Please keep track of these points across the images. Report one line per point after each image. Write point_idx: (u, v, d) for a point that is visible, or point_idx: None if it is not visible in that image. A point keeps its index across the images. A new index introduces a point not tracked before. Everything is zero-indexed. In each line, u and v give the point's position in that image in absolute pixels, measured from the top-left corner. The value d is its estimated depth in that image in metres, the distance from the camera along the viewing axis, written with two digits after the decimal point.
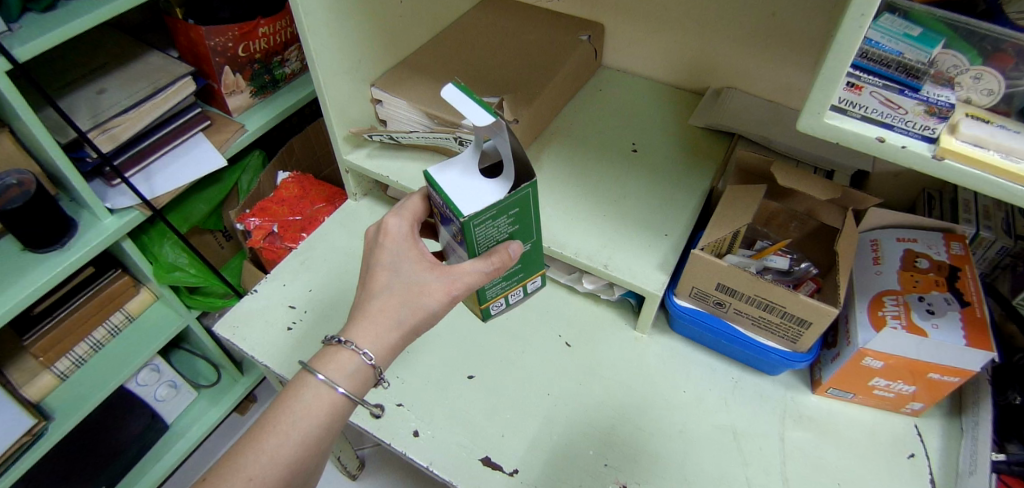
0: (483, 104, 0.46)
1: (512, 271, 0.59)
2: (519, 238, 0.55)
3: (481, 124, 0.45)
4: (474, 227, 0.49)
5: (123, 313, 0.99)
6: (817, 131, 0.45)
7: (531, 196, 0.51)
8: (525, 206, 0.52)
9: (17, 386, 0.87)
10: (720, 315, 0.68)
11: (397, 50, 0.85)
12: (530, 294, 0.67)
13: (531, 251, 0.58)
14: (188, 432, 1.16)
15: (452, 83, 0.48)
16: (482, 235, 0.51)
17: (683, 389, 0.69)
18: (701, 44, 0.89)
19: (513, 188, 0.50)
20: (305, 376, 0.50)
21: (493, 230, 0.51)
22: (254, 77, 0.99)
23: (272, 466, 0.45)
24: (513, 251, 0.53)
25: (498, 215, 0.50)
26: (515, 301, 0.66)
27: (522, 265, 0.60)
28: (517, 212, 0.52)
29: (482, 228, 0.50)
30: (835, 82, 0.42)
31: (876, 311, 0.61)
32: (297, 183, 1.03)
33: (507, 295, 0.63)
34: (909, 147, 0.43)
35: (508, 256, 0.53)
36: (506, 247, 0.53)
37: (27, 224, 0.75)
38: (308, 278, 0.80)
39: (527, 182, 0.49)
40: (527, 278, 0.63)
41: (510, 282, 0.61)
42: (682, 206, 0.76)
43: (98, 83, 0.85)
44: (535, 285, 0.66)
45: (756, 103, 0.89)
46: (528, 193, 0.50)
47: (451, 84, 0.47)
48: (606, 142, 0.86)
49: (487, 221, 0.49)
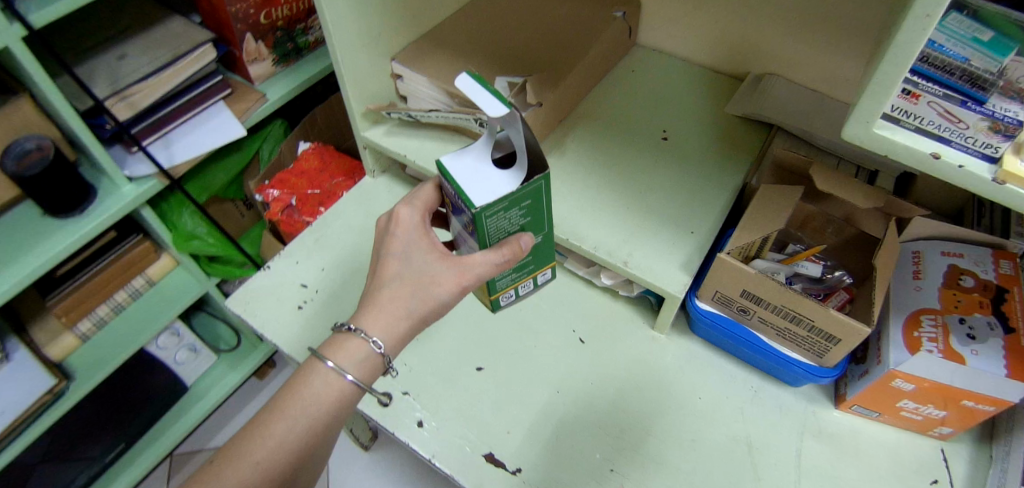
0: (498, 95, 0.44)
1: (522, 262, 0.58)
2: (531, 230, 0.54)
3: (494, 116, 0.44)
4: (486, 219, 0.47)
5: (143, 278, 1.01)
6: (864, 141, 0.41)
7: (545, 188, 0.49)
8: (539, 199, 0.50)
9: (41, 346, 0.91)
10: (744, 322, 0.65)
11: (422, 21, 0.81)
12: (539, 286, 0.66)
13: (543, 243, 0.57)
14: (207, 395, 1.19)
15: (467, 72, 0.46)
16: (493, 226, 0.49)
17: (699, 395, 0.67)
18: (744, 26, 0.82)
19: (525, 179, 0.48)
20: (315, 363, 0.50)
21: (505, 222, 0.50)
22: (276, 44, 0.96)
23: (263, 447, 0.45)
24: (524, 244, 0.52)
25: (511, 207, 0.48)
26: (524, 292, 0.65)
27: (532, 256, 0.58)
28: (529, 204, 0.50)
29: (495, 220, 0.48)
30: (890, 91, 0.38)
31: (912, 332, 0.58)
32: (316, 153, 1.01)
33: (517, 287, 0.62)
34: (967, 166, 0.38)
35: (519, 248, 0.52)
36: (517, 239, 0.52)
37: (44, 190, 0.75)
38: (320, 257, 0.79)
39: (539, 175, 0.47)
40: (537, 271, 0.62)
41: (520, 274, 0.60)
42: (711, 204, 0.72)
43: (119, 48, 0.83)
44: (546, 277, 0.65)
45: (800, 93, 0.83)
46: (541, 185, 0.48)
47: (465, 74, 0.45)
48: (636, 128, 0.81)
49: (499, 213, 0.48)
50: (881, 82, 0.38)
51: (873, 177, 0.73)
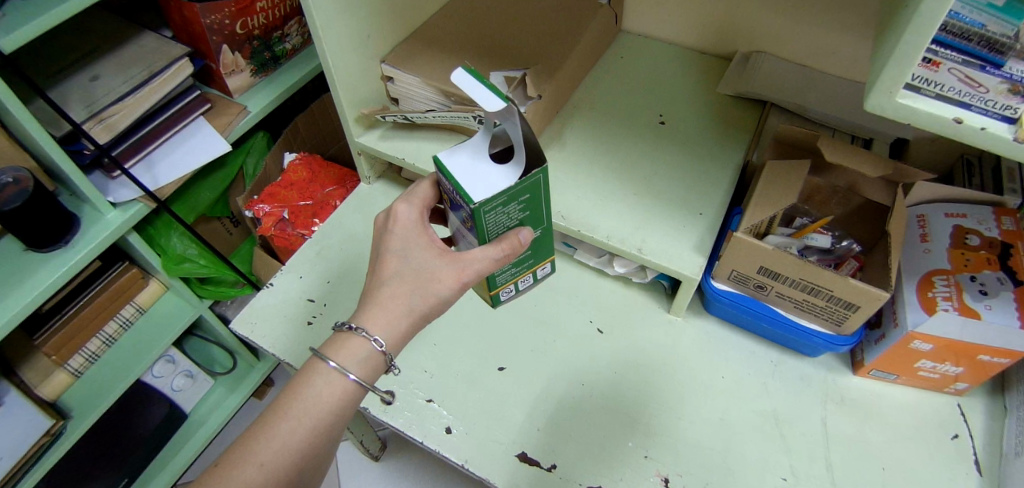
0: (494, 89, 0.44)
1: (522, 257, 0.58)
2: (530, 224, 0.53)
3: (491, 111, 0.43)
4: (484, 214, 0.47)
5: (133, 306, 0.97)
6: (886, 111, 0.41)
7: (542, 182, 0.49)
8: (537, 192, 0.50)
9: (32, 386, 0.86)
10: (762, 298, 0.65)
11: (409, 20, 0.78)
12: (539, 280, 0.65)
13: (541, 238, 0.57)
14: (208, 420, 1.17)
15: (464, 68, 0.46)
16: (492, 222, 0.49)
17: (721, 374, 0.67)
18: (730, 6, 0.83)
19: (523, 174, 0.48)
20: (317, 363, 0.49)
21: (503, 217, 0.49)
22: (254, 54, 0.93)
23: (282, 453, 0.45)
24: (523, 238, 0.51)
25: (509, 202, 0.48)
26: (524, 287, 0.65)
27: (531, 251, 0.58)
28: (527, 198, 0.49)
29: (493, 215, 0.48)
30: (913, 60, 0.38)
31: (926, 293, 0.59)
32: (305, 165, 0.98)
33: (517, 282, 0.62)
34: (990, 128, 0.39)
35: (519, 243, 0.51)
36: (516, 233, 0.51)
37: (27, 222, 0.71)
38: (323, 269, 0.76)
39: (537, 169, 0.47)
40: (536, 265, 0.62)
41: (520, 269, 0.60)
42: (716, 184, 0.72)
43: (91, 69, 0.79)
44: (546, 271, 0.64)
45: (788, 68, 0.84)
46: (538, 180, 0.48)
47: (461, 68, 0.45)
48: (631, 114, 0.81)
49: (497, 207, 0.47)
50: (903, 50, 0.38)
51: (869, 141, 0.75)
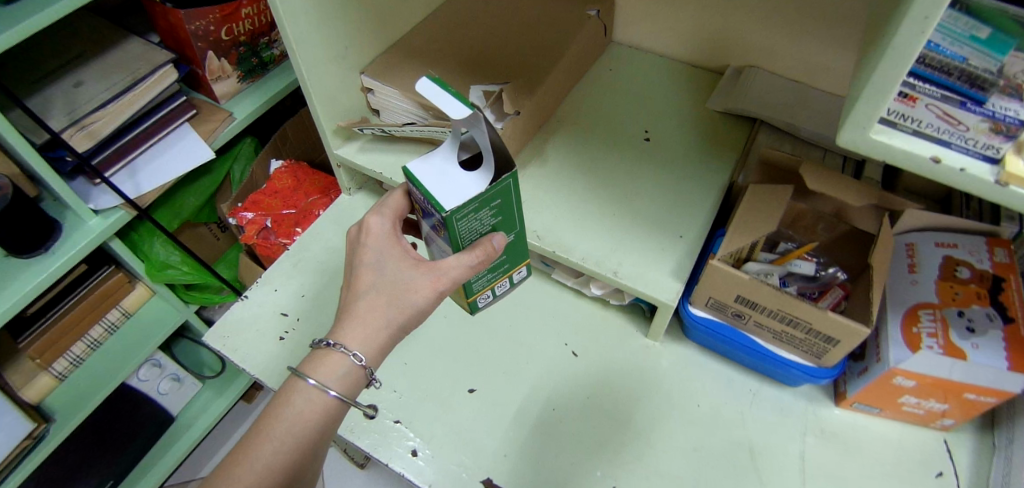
0: (459, 96, 0.43)
1: (496, 263, 0.56)
2: (503, 229, 0.52)
3: (457, 118, 0.43)
4: (456, 222, 0.45)
5: (119, 310, 0.96)
6: (860, 147, 0.39)
7: (513, 188, 0.48)
8: (508, 197, 0.49)
9: (15, 389, 0.86)
10: (739, 327, 0.63)
11: (390, 30, 0.78)
12: (515, 284, 0.63)
13: (516, 241, 0.55)
14: (195, 423, 1.16)
15: (428, 77, 0.45)
16: (464, 229, 0.47)
17: (697, 402, 0.65)
18: (720, 18, 0.80)
19: (493, 179, 0.46)
20: (295, 382, 0.47)
21: (475, 224, 0.48)
22: (241, 61, 0.92)
23: None
24: (497, 243, 0.50)
25: (481, 208, 0.47)
26: (501, 291, 0.63)
27: (507, 256, 0.57)
28: (499, 203, 0.48)
29: (466, 222, 0.46)
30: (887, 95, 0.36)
31: (910, 328, 0.56)
32: (290, 172, 0.98)
33: (494, 287, 0.60)
34: (968, 169, 0.36)
35: (493, 248, 0.50)
36: (489, 239, 0.50)
37: (4, 227, 0.71)
38: (299, 282, 0.75)
39: (506, 174, 0.45)
40: (513, 269, 0.60)
41: (495, 274, 0.58)
42: (698, 205, 0.70)
43: (74, 75, 0.79)
44: (522, 275, 0.63)
45: (779, 84, 0.81)
46: (510, 184, 0.47)
47: (425, 78, 0.44)
48: (616, 130, 0.80)
49: (469, 215, 0.46)
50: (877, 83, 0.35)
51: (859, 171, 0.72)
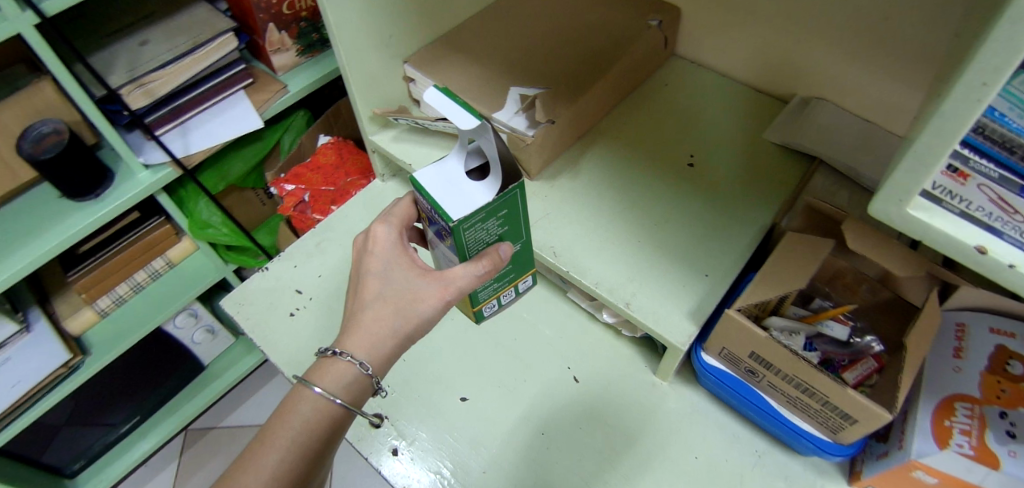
0: (466, 105, 0.42)
1: (502, 272, 0.55)
2: (511, 238, 0.51)
3: (465, 128, 0.41)
4: (463, 232, 0.44)
5: (163, 259, 1.02)
6: (894, 220, 0.35)
7: (520, 197, 0.47)
8: (516, 207, 0.47)
9: (60, 318, 0.93)
10: (752, 384, 0.60)
11: (438, 22, 0.77)
12: (520, 294, 0.62)
13: (522, 251, 0.54)
14: (223, 374, 1.22)
15: (436, 86, 0.44)
16: (471, 238, 0.46)
17: (694, 454, 0.62)
18: (793, 43, 0.74)
19: (500, 189, 0.45)
20: (301, 389, 0.46)
21: (483, 233, 0.47)
22: (301, 35, 0.94)
23: None
24: (504, 253, 0.49)
25: (488, 218, 0.45)
26: (506, 301, 0.61)
27: (514, 264, 0.55)
28: (507, 214, 0.47)
29: (473, 232, 0.45)
30: (932, 165, 0.31)
31: (942, 420, 0.51)
32: (335, 148, 0.99)
33: (500, 296, 0.59)
34: (1020, 266, 0.31)
35: (499, 258, 0.48)
36: (497, 249, 0.49)
37: (60, 173, 0.76)
38: (318, 263, 0.76)
39: (512, 184, 0.44)
40: (518, 278, 0.58)
41: (501, 283, 0.56)
42: (733, 243, 0.65)
43: (141, 34, 0.82)
44: (528, 285, 0.61)
45: (848, 122, 0.74)
46: (516, 194, 0.46)
47: (433, 87, 0.44)
48: (660, 150, 0.75)
49: (476, 224, 0.45)
50: (920, 152, 0.31)
51: (916, 240, 0.64)
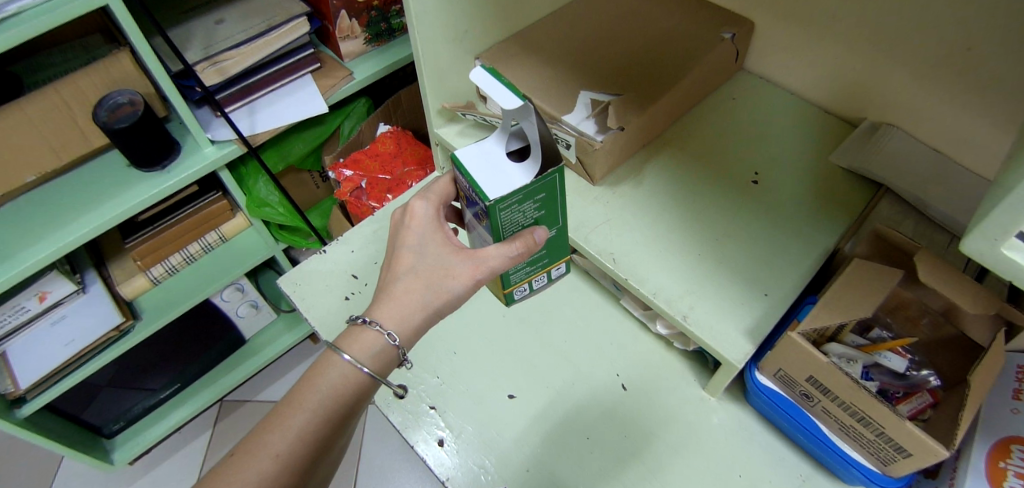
0: (510, 86, 0.44)
1: (536, 256, 0.55)
2: (546, 223, 0.51)
3: (507, 108, 0.43)
4: (499, 212, 0.45)
5: (217, 233, 1.04)
6: (982, 257, 0.34)
7: (558, 181, 0.47)
8: (553, 191, 0.48)
9: (114, 283, 0.96)
10: (804, 406, 0.60)
11: (512, 22, 0.77)
12: (554, 279, 0.62)
13: (556, 236, 0.54)
14: (265, 349, 1.25)
15: (484, 66, 0.47)
16: (507, 220, 0.46)
17: (738, 472, 0.62)
18: (869, 67, 0.73)
19: (539, 172, 0.46)
20: (330, 355, 0.47)
21: (518, 215, 0.47)
22: (370, 24, 0.95)
23: None
24: (539, 237, 0.49)
25: (525, 200, 0.46)
26: (539, 285, 0.62)
27: (548, 250, 0.56)
28: (544, 197, 0.47)
29: (508, 213, 0.46)
30: None
31: (997, 462, 0.51)
32: (394, 138, 1.01)
33: (531, 281, 0.59)
34: None
35: (533, 242, 0.49)
36: (531, 232, 0.49)
37: (133, 143, 0.78)
38: (375, 249, 0.77)
39: (551, 167, 0.45)
40: (552, 264, 0.59)
41: (534, 268, 0.57)
42: (795, 265, 0.65)
43: (217, 13, 0.84)
44: (560, 272, 0.62)
45: (921, 152, 0.73)
46: (555, 178, 0.46)
47: (480, 67, 0.46)
48: (726, 165, 0.75)
49: (512, 206, 0.45)
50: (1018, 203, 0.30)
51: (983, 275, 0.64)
